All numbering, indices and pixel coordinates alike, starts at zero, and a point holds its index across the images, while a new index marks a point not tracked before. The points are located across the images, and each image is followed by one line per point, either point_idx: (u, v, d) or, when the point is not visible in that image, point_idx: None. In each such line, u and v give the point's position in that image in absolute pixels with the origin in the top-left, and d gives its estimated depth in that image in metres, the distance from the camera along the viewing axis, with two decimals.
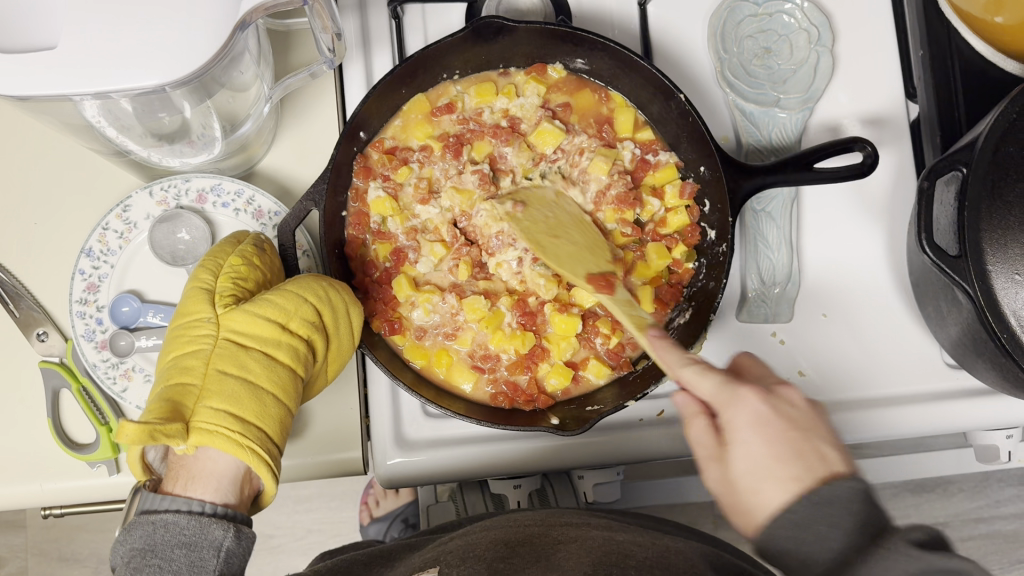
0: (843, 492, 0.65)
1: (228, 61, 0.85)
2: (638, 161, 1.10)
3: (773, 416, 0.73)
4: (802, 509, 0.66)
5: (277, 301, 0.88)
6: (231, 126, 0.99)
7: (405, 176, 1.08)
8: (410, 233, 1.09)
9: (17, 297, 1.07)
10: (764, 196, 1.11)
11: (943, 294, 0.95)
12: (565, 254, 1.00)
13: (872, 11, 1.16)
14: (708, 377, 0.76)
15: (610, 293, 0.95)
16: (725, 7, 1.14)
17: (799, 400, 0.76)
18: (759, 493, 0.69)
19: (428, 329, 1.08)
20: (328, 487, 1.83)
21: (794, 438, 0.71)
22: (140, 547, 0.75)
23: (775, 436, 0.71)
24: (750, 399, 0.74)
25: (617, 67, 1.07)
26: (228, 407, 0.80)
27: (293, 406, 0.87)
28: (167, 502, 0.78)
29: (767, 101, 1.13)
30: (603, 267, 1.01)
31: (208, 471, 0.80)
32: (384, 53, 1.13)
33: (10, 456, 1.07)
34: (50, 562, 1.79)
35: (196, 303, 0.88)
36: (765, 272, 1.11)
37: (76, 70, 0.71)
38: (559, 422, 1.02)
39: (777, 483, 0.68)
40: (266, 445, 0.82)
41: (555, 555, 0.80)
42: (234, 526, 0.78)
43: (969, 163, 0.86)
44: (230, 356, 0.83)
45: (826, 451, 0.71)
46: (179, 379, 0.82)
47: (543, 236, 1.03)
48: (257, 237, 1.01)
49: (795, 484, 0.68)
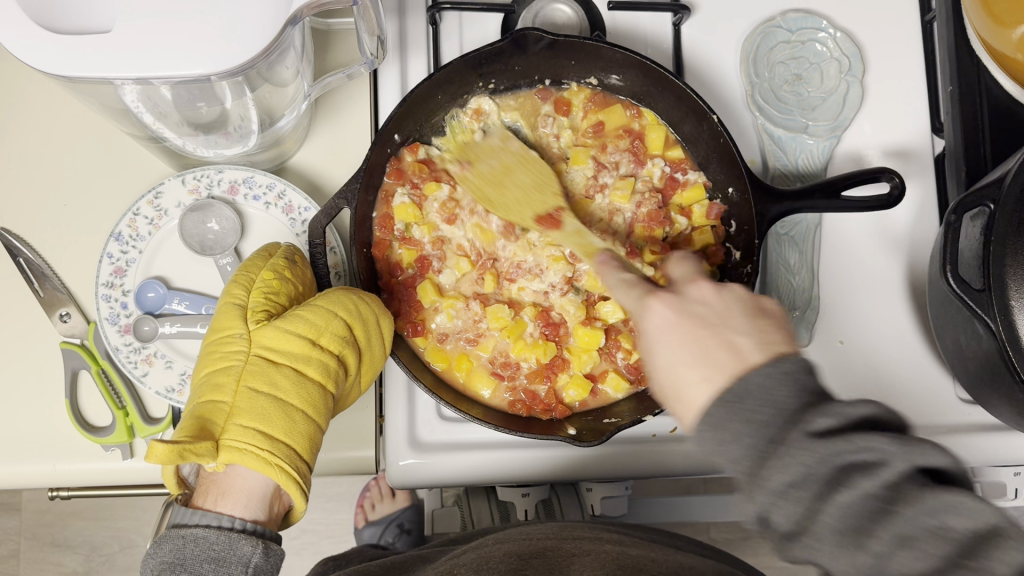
0: (759, 381, 0.61)
1: (274, 56, 0.86)
2: (667, 179, 1.12)
3: (684, 317, 0.69)
4: (719, 412, 0.61)
5: (308, 316, 0.89)
6: (268, 120, 1.00)
7: (435, 191, 1.08)
8: (437, 242, 1.10)
9: (43, 277, 1.08)
10: (788, 221, 1.14)
11: (964, 327, 0.96)
12: (513, 198, 1.06)
13: (901, 46, 1.18)
14: (631, 290, 0.77)
15: (560, 228, 1.03)
16: (758, 32, 1.16)
17: (710, 294, 0.71)
18: (682, 399, 0.66)
19: (452, 333, 1.09)
20: (325, 489, 1.82)
21: (700, 336, 0.67)
22: (170, 561, 0.79)
23: (683, 337, 0.68)
24: (654, 307, 0.71)
25: (650, 85, 1.08)
26: (257, 424, 0.82)
27: (323, 421, 0.88)
28: (198, 517, 0.81)
29: (795, 126, 1.15)
30: (548, 201, 1.05)
31: (238, 487, 0.82)
32: (419, 58, 1.14)
33: (22, 435, 1.07)
34: (42, 547, 1.78)
35: (229, 319, 0.89)
36: (784, 296, 1.13)
37: (126, 54, 0.72)
38: (576, 433, 1.02)
39: (698, 380, 0.65)
40: (294, 462, 0.83)
41: (569, 568, 0.82)
42: (263, 543, 0.82)
43: (997, 199, 0.86)
44: (261, 373, 0.85)
45: (738, 339, 0.65)
46: (210, 397, 0.83)
47: (492, 190, 1.07)
48: (288, 248, 1.02)
49: (706, 384, 0.64)
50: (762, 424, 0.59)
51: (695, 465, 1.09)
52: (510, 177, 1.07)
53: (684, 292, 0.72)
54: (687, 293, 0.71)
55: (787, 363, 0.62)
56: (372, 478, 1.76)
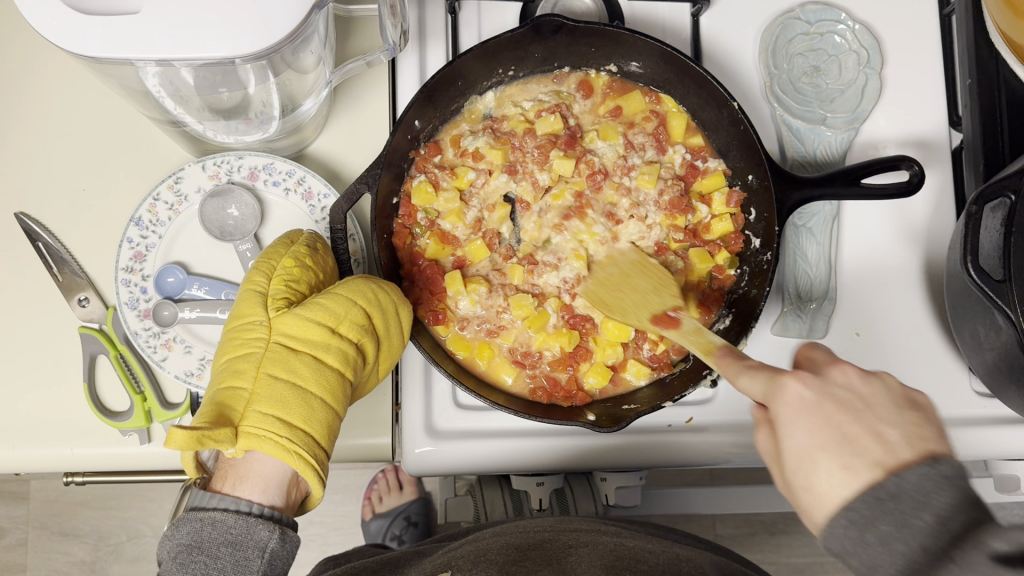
0: (914, 481, 0.57)
1: (298, 42, 0.86)
2: (688, 166, 1.12)
3: (827, 400, 0.66)
4: (864, 508, 0.58)
5: (328, 304, 0.89)
6: (289, 107, 1.01)
7: (463, 182, 1.09)
8: (471, 229, 1.10)
9: (61, 261, 1.08)
10: (805, 212, 1.12)
11: (982, 318, 0.96)
12: (628, 301, 1.02)
13: (919, 39, 1.18)
14: (753, 378, 0.71)
15: (675, 327, 0.93)
16: (777, 24, 1.16)
17: (856, 380, 0.68)
18: (812, 490, 0.63)
19: (475, 323, 1.09)
20: (332, 480, 1.80)
21: (841, 422, 0.64)
22: (188, 543, 0.78)
23: (821, 422, 0.64)
24: (790, 386, 0.67)
25: (671, 73, 1.08)
26: (276, 411, 0.81)
27: (340, 409, 0.88)
28: (216, 501, 0.80)
29: (814, 118, 1.14)
30: (666, 304, 0.98)
31: (257, 473, 0.82)
32: (437, 47, 1.14)
33: (41, 419, 1.07)
34: (50, 536, 1.78)
35: (249, 305, 0.89)
36: (803, 287, 1.12)
37: (151, 35, 0.72)
38: (595, 419, 1.03)
39: (833, 471, 0.62)
40: (312, 449, 0.83)
41: (568, 559, 0.81)
42: (280, 528, 0.80)
43: (1018, 189, 0.86)
44: (280, 360, 0.84)
45: (886, 430, 0.63)
46: (230, 382, 0.83)
47: (610, 296, 1.03)
48: (310, 235, 1.02)
49: (846, 475, 0.61)
50: (915, 535, 0.55)
51: (707, 457, 1.09)
52: (621, 302, 1.02)
53: (824, 375, 0.68)
54: (829, 376, 0.68)
55: (943, 464, 0.57)
56: (377, 471, 1.77)
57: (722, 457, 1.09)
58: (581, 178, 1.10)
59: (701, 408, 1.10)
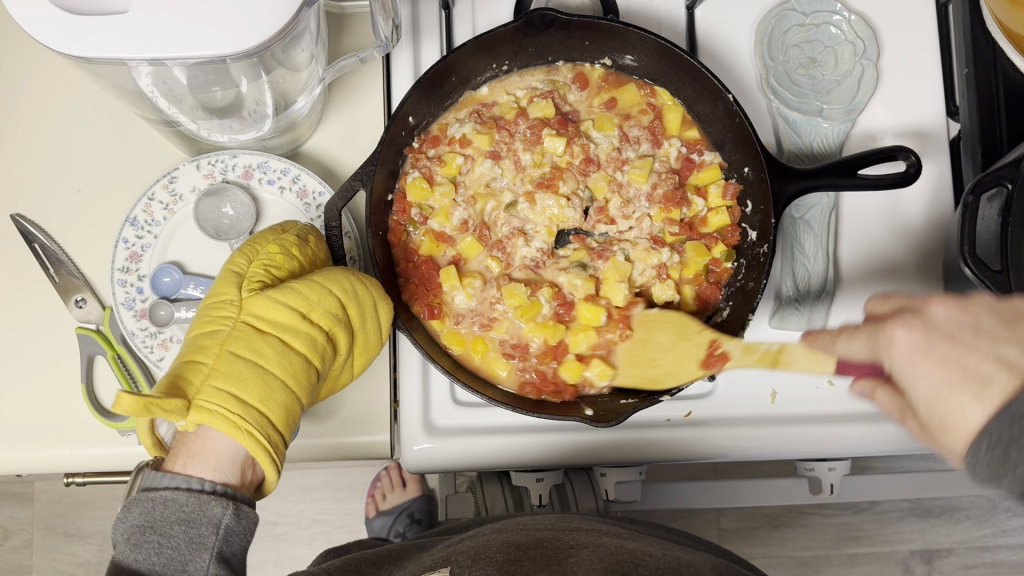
0: None
1: (291, 40, 0.86)
2: (683, 160, 1.12)
3: (932, 335, 0.69)
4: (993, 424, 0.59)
5: (302, 290, 0.87)
6: (283, 105, 1.01)
7: (453, 169, 1.09)
8: (461, 228, 1.09)
9: (58, 262, 1.08)
10: (803, 203, 1.11)
11: None
12: (667, 365, 0.99)
13: (916, 28, 1.18)
14: (855, 341, 0.76)
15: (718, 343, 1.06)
16: (773, 15, 1.15)
17: (954, 310, 0.70)
18: (949, 427, 0.64)
19: (468, 318, 1.08)
20: (336, 478, 1.80)
21: (957, 355, 0.66)
22: (140, 524, 0.76)
23: (936, 359, 0.67)
24: (897, 333, 0.71)
25: (666, 65, 1.08)
26: (232, 388, 0.79)
27: (304, 396, 0.85)
28: (167, 479, 0.78)
29: (810, 110, 1.14)
30: (700, 344, 0.97)
31: (209, 449, 0.79)
32: (432, 42, 1.14)
33: (41, 420, 1.07)
34: (55, 537, 1.79)
35: (225, 286, 0.88)
36: (800, 280, 1.11)
37: (142, 35, 0.72)
38: (595, 413, 1.02)
39: (966, 401, 0.63)
40: (266, 431, 0.79)
41: (567, 561, 0.81)
42: (233, 504, 0.78)
43: (1015, 179, 0.85)
44: (245, 338, 0.82)
45: (1002, 350, 0.64)
46: (191, 356, 0.81)
47: (646, 369, 1.01)
48: (303, 228, 1.01)
49: (977, 402, 0.62)
50: None
51: (706, 451, 1.09)
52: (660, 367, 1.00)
53: (926, 315, 0.71)
54: (929, 313, 0.71)
55: None
56: (380, 468, 1.77)
57: (721, 451, 1.09)
58: (569, 159, 1.09)
59: (700, 402, 1.10)
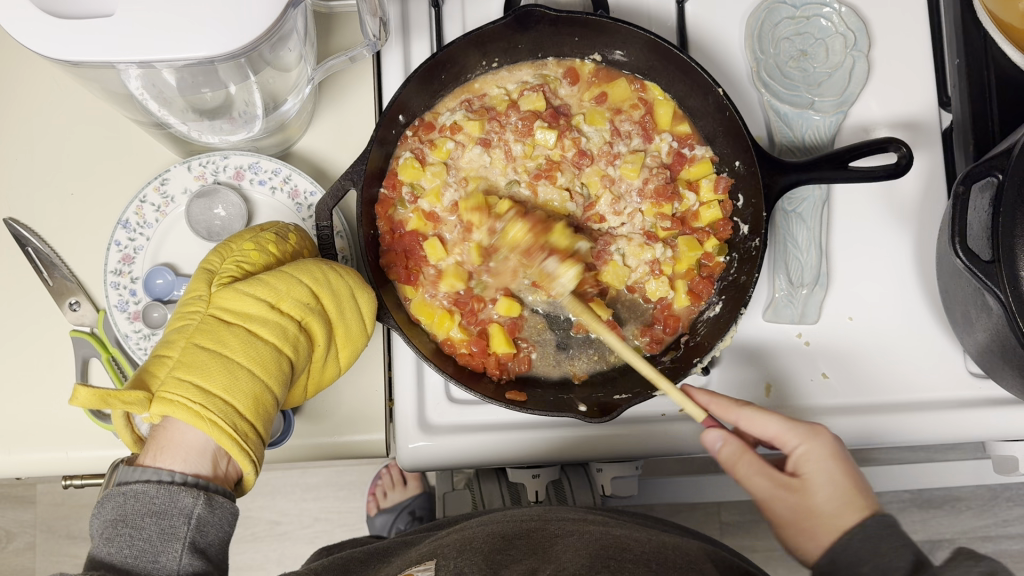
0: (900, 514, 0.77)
1: (277, 41, 0.85)
2: (675, 154, 1.12)
3: (842, 453, 0.83)
4: (874, 527, 0.76)
5: (270, 282, 0.86)
6: (273, 105, 1.01)
7: (444, 153, 1.09)
8: (450, 209, 1.09)
9: (51, 265, 1.08)
10: (794, 197, 1.11)
11: (974, 300, 0.95)
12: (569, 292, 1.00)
13: (908, 19, 1.17)
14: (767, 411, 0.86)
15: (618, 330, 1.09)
16: (762, 8, 1.15)
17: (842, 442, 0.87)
18: (835, 519, 0.78)
19: (438, 288, 1.08)
20: (337, 476, 1.80)
21: (858, 475, 0.82)
22: (112, 518, 0.73)
23: (843, 471, 0.81)
24: (818, 438, 0.83)
25: (655, 59, 1.08)
26: (193, 377, 0.77)
27: (276, 385, 0.83)
28: (138, 473, 0.75)
29: (801, 102, 1.14)
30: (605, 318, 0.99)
31: (177, 441, 0.77)
32: (422, 40, 1.14)
33: (37, 423, 1.08)
34: (58, 539, 1.79)
35: (197, 283, 0.88)
36: (794, 273, 1.11)
37: (128, 37, 0.72)
38: (586, 408, 1.03)
39: (859, 508, 0.79)
40: (231, 418, 0.77)
41: (553, 548, 0.80)
42: (205, 493, 0.75)
43: (1005, 169, 0.85)
44: (209, 331, 0.81)
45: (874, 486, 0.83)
46: (159, 352, 0.80)
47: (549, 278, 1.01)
48: (281, 225, 1.01)
49: (864, 511, 0.79)
50: None
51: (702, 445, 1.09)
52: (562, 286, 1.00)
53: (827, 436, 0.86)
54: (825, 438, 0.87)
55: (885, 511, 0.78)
56: (381, 466, 1.78)
57: None
58: (569, 151, 1.09)
59: None
